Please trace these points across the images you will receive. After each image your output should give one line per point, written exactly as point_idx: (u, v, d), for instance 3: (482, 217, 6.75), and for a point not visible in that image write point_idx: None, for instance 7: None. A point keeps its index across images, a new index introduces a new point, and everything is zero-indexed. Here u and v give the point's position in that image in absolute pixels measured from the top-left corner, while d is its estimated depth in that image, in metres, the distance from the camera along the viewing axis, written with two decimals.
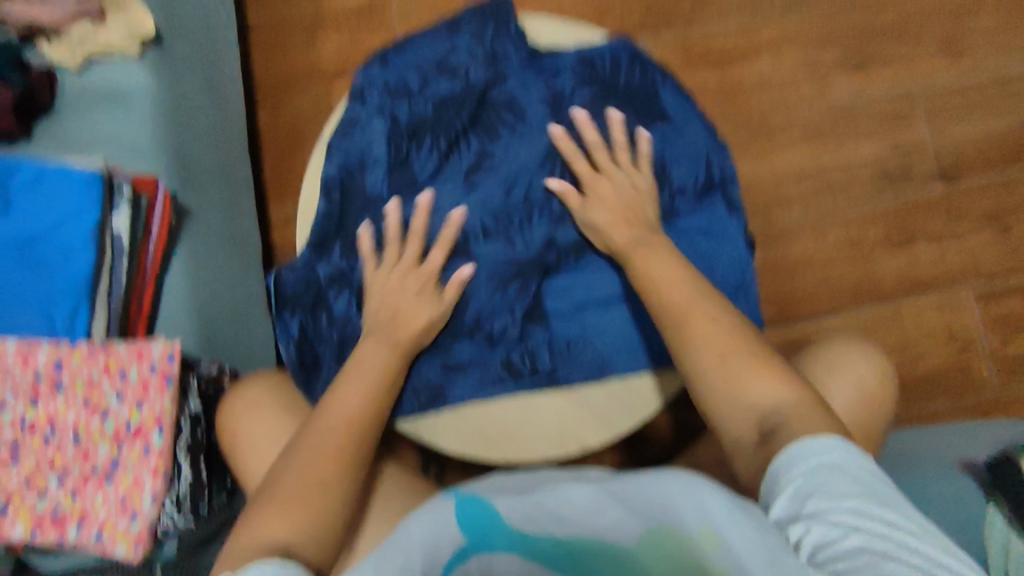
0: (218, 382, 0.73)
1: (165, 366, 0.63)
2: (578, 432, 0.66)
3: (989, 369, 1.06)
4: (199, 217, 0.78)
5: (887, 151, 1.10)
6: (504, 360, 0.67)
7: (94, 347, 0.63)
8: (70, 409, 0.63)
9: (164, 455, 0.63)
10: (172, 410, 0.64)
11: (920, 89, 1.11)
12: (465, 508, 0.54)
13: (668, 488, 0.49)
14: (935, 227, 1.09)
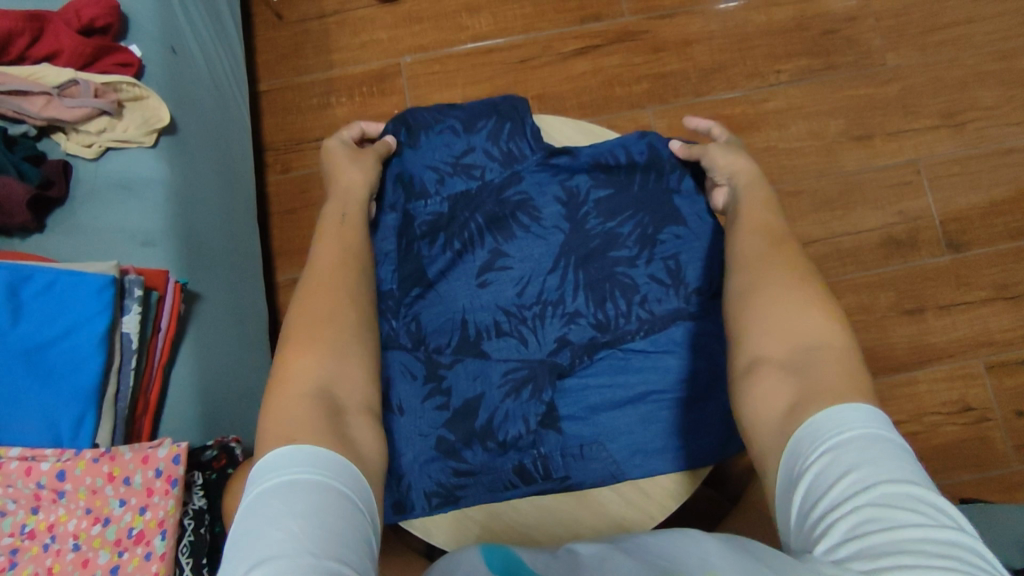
0: (222, 472, 0.70)
1: (171, 470, 0.63)
2: (590, 538, 0.64)
3: (1006, 443, 1.03)
4: (212, 301, 0.80)
5: (895, 219, 1.10)
6: (516, 465, 0.65)
7: (99, 454, 0.61)
8: (70, 516, 0.61)
9: (166, 560, 0.61)
10: (176, 511, 0.63)
11: (924, 158, 1.12)
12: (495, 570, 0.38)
13: (676, 550, 0.37)
14: (946, 296, 1.07)
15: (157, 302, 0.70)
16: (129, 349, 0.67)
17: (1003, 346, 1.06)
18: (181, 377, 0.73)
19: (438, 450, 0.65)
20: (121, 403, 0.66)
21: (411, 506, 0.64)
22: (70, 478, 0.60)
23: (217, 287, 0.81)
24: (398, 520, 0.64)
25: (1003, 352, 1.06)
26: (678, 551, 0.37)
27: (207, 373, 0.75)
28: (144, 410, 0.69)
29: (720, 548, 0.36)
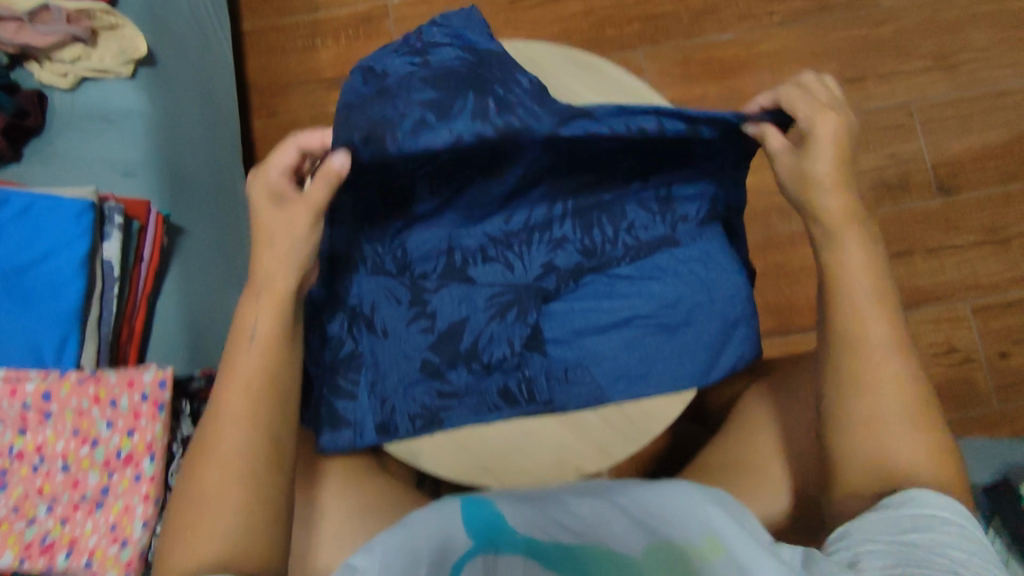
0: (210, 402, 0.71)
1: (157, 394, 0.63)
2: (575, 458, 0.66)
3: (990, 382, 1.04)
4: (193, 232, 0.79)
5: (887, 162, 1.09)
6: (500, 387, 0.66)
7: (84, 376, 0.61)
8: (58, 437, 0.61)
9: (155, 482, 0.62)
10: (164, 436, 0.63)
11: (917, 101, 1.10)
12: (470, 508, 0.55)
13: (668, 498, 0.53)
14: (934, 239, 1.07)
15: (138, 232, 0.69)
16: (111, 276, 0.66)
17: (993, 288, 1.06)
18: (169, 305, 0.73)
19: (418, 375, 0.65)
20: (105, 330, 0.66)
21: (396, 427, 0.65)
22: (56, 399, 0.60)
23: (203, 219, 0.80)
24: (382, 441, 0.64)
25: (991, 295, 1.06)
26: (666, 499, 0.53)
27: (195, 302, 0.74)
28: (128, 338, 0.69)
29: (715, 510, 0.50)
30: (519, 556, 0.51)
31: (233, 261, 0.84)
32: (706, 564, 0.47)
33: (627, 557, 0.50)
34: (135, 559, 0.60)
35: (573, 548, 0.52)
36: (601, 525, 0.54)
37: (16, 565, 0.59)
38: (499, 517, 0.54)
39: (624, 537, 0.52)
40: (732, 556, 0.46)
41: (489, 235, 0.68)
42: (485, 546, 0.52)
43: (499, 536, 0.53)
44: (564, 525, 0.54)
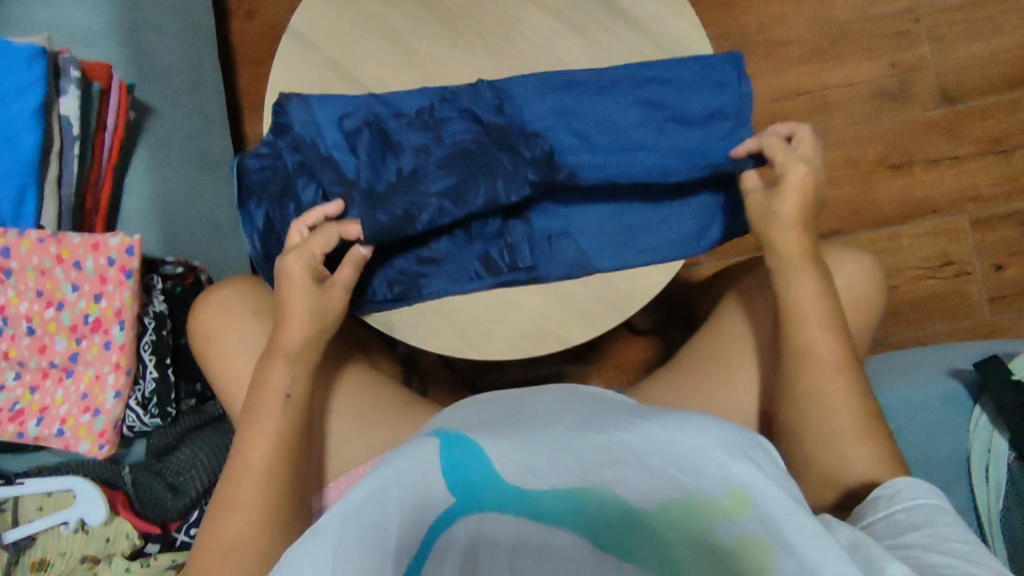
0: (187, 286, 0.70)
1: (124, 261, 0.62)
2: (558, 329, 0.61)
3: (982, 295, 0.98)
4: (164, 113, 0.71)
5: (891, 69, 0.99)
6: (481, 254, 0.60)
7: (44, 236, 0.61)
8: (21, 299, 0.62)
9: (124, 351, 0.62)
10: (133, 304, 0.63)
11: (922, 5, 0.99)
12: (450, 453, 0.43)
13: (695, 443, 0.39)
14: (932, 148, 0.99)
15: (99, 95, 0.66)
16: (70, 135, 0.64)
17: (985, 203, 0.98)
18: (138, 187, 0.70)
19: (395, 246, 0.60)
20: (65, 191, 0.65)
21: (375, 293, 0.60)
22: (15, 256, 0.61)
23: (177, 100, 0.72)
24: (352, 310, 0.60)
25: (985, 210, 0.99)
26: (694, 447, 0.39)
27: (167, 184, 0.70)
28: (95, 207, 0.68)
29: (747, 457, 0.38)
30: (510, 515, 0.44)
31: (204, 158, 0.73)
32: (729, 520, 0.38)
33: (634, 509, 0.42)
34: (108, 430, 0.63)
35: (568, 501, 0.43)
36: (611, 465, 0.42)
37: None
38: (493, 476, 0.43)
39: (639, 482, 0.41)
40: (766, 517, 0.36)
41: (445, 150, 0.56)
42: (468, 507, 0.43)
43: (483, 493, 0.43)
44: (562, 465, 0.43)
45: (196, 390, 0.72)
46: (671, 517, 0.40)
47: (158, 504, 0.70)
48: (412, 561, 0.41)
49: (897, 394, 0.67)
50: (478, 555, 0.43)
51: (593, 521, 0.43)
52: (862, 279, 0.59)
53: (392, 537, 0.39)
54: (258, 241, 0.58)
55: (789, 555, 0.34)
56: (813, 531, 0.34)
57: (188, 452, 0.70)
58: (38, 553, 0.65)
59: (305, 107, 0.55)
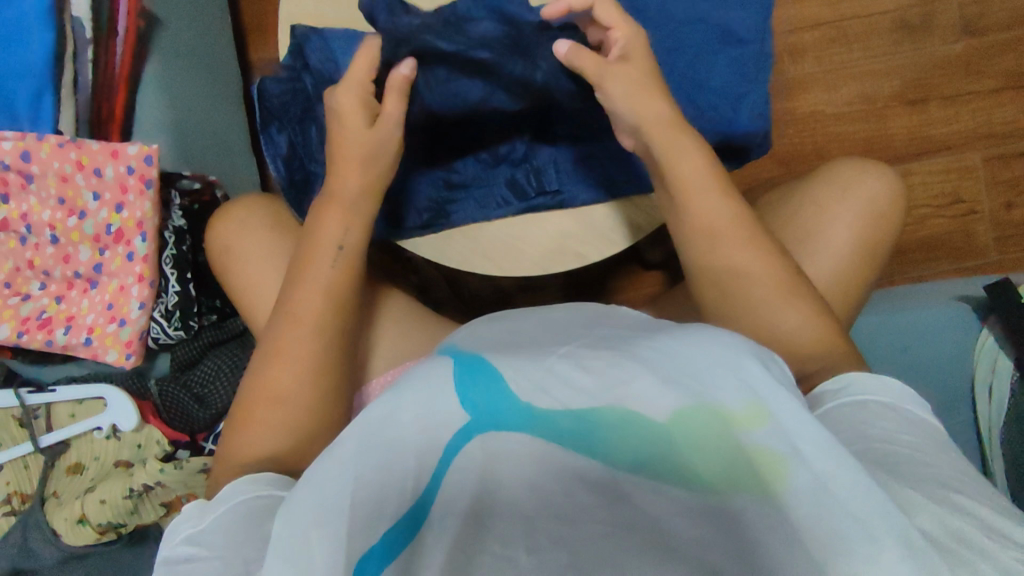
0: (203, 202, 0.70)
1: (143, 170, 0.59)
2: (579, 249, 0.63)
3: (992, 259, 1.03)
4: (176, 31, 0.68)
5: (908, 128, 1.03)
6: (508, 177, 0.62)
7: (63, 140, 0.58)
8: (43, 207, 0.60)
9: (148, 263, 0.61)
10: (155, 216, 0.61)
11: (952, 76, 1.02)
12: (475, 380, 0.42)
13: (710, 355, 0.38)
14: (943, 186, 1.03)
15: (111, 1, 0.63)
16: (83, 39, 0.63)
17: (1003, 210, 1.03)
18: (152, 104, 0.66)
19: (423, 167, 0.62)
20: (81, 97, 0.64)
21: (403, 222, 0.62)
22: (34, 160, 0.58)
23: (176, 8, 0.68)
24: (389, 233, 0.63)
25: (1007, 214, 1.03)
26: (720, 362, 0.38)
27: (182, 100, 0.68)
28: (109, 117, 0.65)
29: (766, 370, 0.37)
30: (530, 433, 0.41)
31: (217, 71, 0.74)
32: (747, 437, 0.36)
33: (650, 424, 0.39)
34: (134, 340, 0.62)
35: (585, 424, 0.40)
36: (626, 381, 0.40)
37: (16, 338, 0.61)
38: (509, 395, 0.41)
39: (653, 398, 0.39)
40: (786, 431, 0.35)
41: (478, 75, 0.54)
42: (485, 425, 0.41)
43: (502, 408, 0.41)
44: (575, 382, 0.41)
45: (216, 307, 0.69)
46: (688, 442, 0.38)
47: (185, 415, 0.66)
48: (428, 482, 0.40)
49: (908, 325, 0.75)
50: (496, 477, 0.40)
51: (618, 447, 0.40)
52: (877, 210, 0.62)
53: (398, 458, 0.39)
54: (282, 165, 0.63)
55: (806, 470, 0.34)
56: (823, 442, 0.35)
57: (212, 360, 0.67)
58: (74, 458, 0.64)
59: (324, 50, 0.57)
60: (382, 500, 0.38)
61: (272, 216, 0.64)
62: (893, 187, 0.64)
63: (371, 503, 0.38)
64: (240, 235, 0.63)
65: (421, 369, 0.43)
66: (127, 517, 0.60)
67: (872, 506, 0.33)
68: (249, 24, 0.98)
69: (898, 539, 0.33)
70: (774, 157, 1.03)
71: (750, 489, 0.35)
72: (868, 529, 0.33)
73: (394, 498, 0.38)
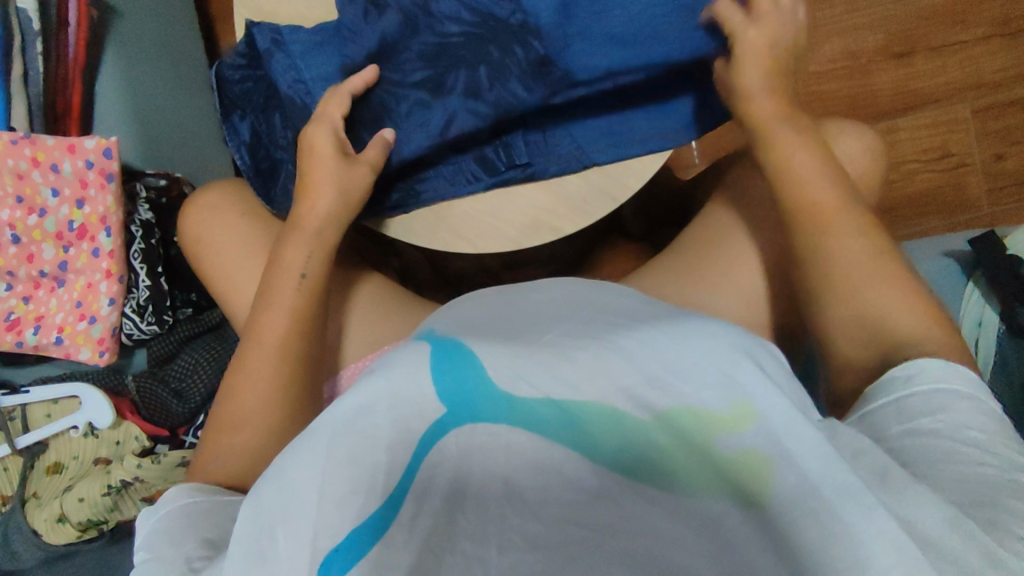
0: (171, 195, 0.69)
1: (103, 163, 0.58)
2: (552, 221, 0.61)
3: (985, 212, 1.02)
4: (133, 19, 0.66)
5: (894, 82, 1.01)
6: (477, 152, 0.60)
7: (16, 137, 0.57)
8: (1, 207, 0.59)
9: (115, 258, 0.60)
10: (118, 210, 0.60)
11: (937, 26, 1.00)
12: (457, 370, 0.39)
13: (702, 356, 0.39)
14: (932, 141, 1.01)
15: None
16: (30, 30, 0.61)
17: (992, 162, 1.01)
18: (111, 96, 0.66)
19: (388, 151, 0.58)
20: (33, 90, 0.62)
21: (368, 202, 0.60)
22: None
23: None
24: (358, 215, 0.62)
25: (998, 165, 1.01)
26: (706, 363, 0.38)
27: (144, 88, 0.67)
28: (65, 112, 0.64)
29: (755, 371, 0.37)
30: (505, 424, 0.38)
31: (178, 57, 0.70)
32: (731, 434, 0.35)
33: (634, 421, 0.38)
34: (107, 337, 0.61)
35: (568, 414, 0.38)
36: (612, 375, 0.38)
37: None
38: (484, 382, 0.38)
39: (638, 393, 0.38)
40: (771, 430, 0.35)
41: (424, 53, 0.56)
42: (459, 418, 0.38)
43: (478, 403, 0.38)
44: (557, 372, 0.39)
45: (191, 300, 0.70)
46: (675, 438, 0.36)
47: (164, 411, 0.65)
48: (398, 479, 0.36)
49: None
50: (467, 473, 0.37)
51: (600, 439, 0.37)
52: (859, 163, 0.61)
53: (366, 454, 0.36)
54: (246, 153, 0.62)
55: (792, 468, 0.33)
56: (811, 443, 0.34)
57: (189, 356, 0.66)
58: (53, 458, 0.63)
59: (287, 57, 0.58)
60: (348, 497, 0.35)
61: (240, 203, 0.63)
62: (873, 140, 0.62)
63: (337, 502, 0.35)
64: (206, 223, 0.62)
65: (394, 357, 0.40)
66: (107, 513, 0.61)
67: (860, 507, 0.31)
68: (215, 10, 0.96)
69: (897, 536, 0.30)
70: None
71: (728, 488, 0.34)
72: (854, 526, 0.31)
73: (360, 493, 0.35)
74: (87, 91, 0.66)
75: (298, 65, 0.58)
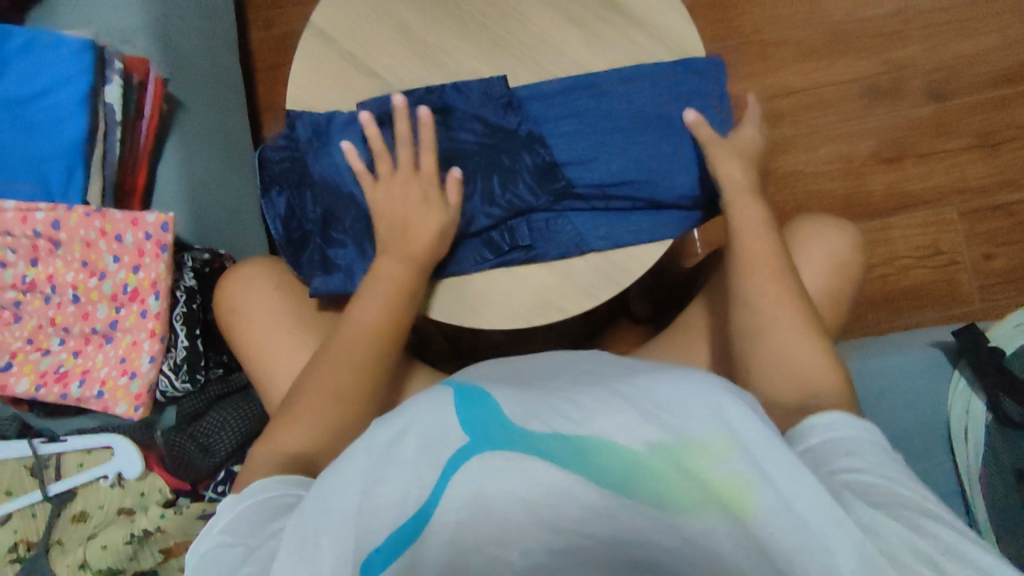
0: (213, 266, 0.75)
1: (160, 235, 0.65)
2: (560, 301, 0.67)
3: (977, 307, 1.07)
4: (196, 113, 0.77)
5: (884, 183, 1.08)
6: (484, 235, 0.67)
7: (89, 210, 0.65)
8: (67, 269, 0.66)
9: (159, 319, 0.66)
10: (168, 276, 0.66)
11: (920, 136, 1.09)
12: (474, 405, 0.43)
13: (679, 390, 0.40)
14: (922, 237, 1.08)
15: (138, 88, 0.71)
16: (113, 120, 0.70)
17: (982, 261, 1.07)
18: (172, 178, 0.74)
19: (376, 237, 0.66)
20: (109, 171, 0.70)
21: None
22: (64, 228, 0.65)
23: (201, 94, 0.77)
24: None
25: (987, 264, 1.07)
26: (694, 399, 0.40)
27: (199, 171, 0.75)
28: (132, 189, 0.73)
29: (741, 407, 0.39)
30: (519, 450, 0.44)
31: (231, 146, 0.80)
32: (711, 466, 0.39)
33: (626, 453, 0.42)
34: (143, 393, 0.66)
35: (571, 447, 0.43)
36: (603, 412, 0.42)
37: (33, 391, 0.66)
38: (499, 416, 0.43)
39: (630, 430, 0.41)
40: (755, 460, 0.37)
41: (442, 156, 0.67)
42: (479, 443, 0.44)
43: (493, 430, 0.43)
44: (564, 415, 0.42)
45: (222, 361, 0.73)
46: (667, 470, 0.40)
47: (188, 465, 0.68)
48: (422, 505, 0.42)
49: (884, 369, 0.78)
50: (489, 489, 0.45)
51: (594, 471, 0.43)
52: (843, 257, 0.67)
53: (399, 472, 0.42)
54: (280, 225, 0.68)
55: (772, 492, 0.37)
56: (794, 472, 0.37)
57: (215, 414, 0.70)
58: (79, 507, 0.67)
59: (324, 147, 0.66)
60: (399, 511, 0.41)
61: (279, 274, 0.70)
62: (857, 237, 0.68)
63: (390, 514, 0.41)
64: (245, 292, 0.68)
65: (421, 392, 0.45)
66: (126, 561, 0.64)
67: (842, 539, 0.35)
68: (263, 98, 1.07)
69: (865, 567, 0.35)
70: None
71: (714, 513, 0.39)
72: (828, 544, 0.35)
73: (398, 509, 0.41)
74: (150, 171, 0.75)
75: (340, 159, 0.66)
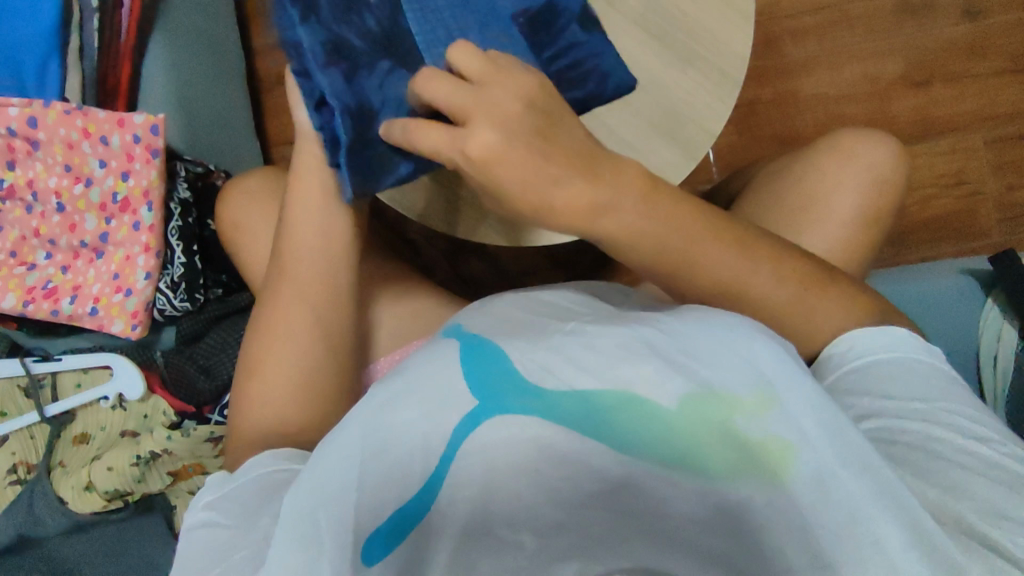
0: (207, 180, 0.69)
1: (150, 139, 0.59)
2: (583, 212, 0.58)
3: (994, 241, 1.03)
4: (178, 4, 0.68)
5: (911, 108, 1.03)
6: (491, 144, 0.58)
7: (69, 108, 0.59)
8: (50, 173, 0.61)
9: (153, 233, 0.61)
10: (160, 185, 0.61)
11: (954, 56, 1.02)
12: (481, 374, 0.38)
13: (712, 336, 0.36)
14: (946, 166, 1.03)
15: None
16: (89, 5, 0.62)
17: (1005, 193, 1.03)
18: (156, 78, 0.67)
19: None
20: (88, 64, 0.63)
21: None
22: (42, 126, 0.59)
23: None
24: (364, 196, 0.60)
25: (1010, 196, 1.03)
26: (726, 345, 0.36)
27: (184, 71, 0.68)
28: (114, 87, 0.65)
29: (775, 352, 0.36)
30: (535, 417, 0.36)
31: (219, 51, 0.73)
32: (754, 420, 0.34)
33: (657, 408, 0.35)
34: (140, 311, 0.62)
35: (591, 406, 0.36)
36: (624, 360, 0.36)
37: (20, 307, 0.61)
38: (506, 372, 0.37)
39: (657, 380, 0.35)
40: (792, 416, 0.34)
41: None
42: (491, 412, 0.37)
43: (506, 395, 0.37)
44: (578, 363, 0.37)
45: (222, 281, 0.69)
46: (703, 426, 0.34)
47: (192, 388, 0.65)
48: (433, 470, 0.37)
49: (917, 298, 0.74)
50: (494, 464, 0.36)
51: (620, 431, 0.36)
52: (888, 177, 0.62)
53: (395, 449, 0.37)
54: None
55: (814, 454, 0.33)
56: (829, 423, 0.34)
57: (216, 338, 0.66)
58: (79, 428, 0.65)
59: None
60: (382, 484, 0.37)
61: (278, 190, 0.64)
62: (902, 154, 0.63)
63: (376, 486, 0.37)
64: (245, 207, 0.63)
65: (421, 359, 0.40)
66: (134, 484, 0.62)
67: (872, 484, 0.33)
68: None
69: (905, 523, 0.32)
70: (776, 135, 1.04)
71: (752, 473, 0.34)
72: (867, 508, 0.32)
73: (395, 488, 0.36)
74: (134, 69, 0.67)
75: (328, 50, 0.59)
